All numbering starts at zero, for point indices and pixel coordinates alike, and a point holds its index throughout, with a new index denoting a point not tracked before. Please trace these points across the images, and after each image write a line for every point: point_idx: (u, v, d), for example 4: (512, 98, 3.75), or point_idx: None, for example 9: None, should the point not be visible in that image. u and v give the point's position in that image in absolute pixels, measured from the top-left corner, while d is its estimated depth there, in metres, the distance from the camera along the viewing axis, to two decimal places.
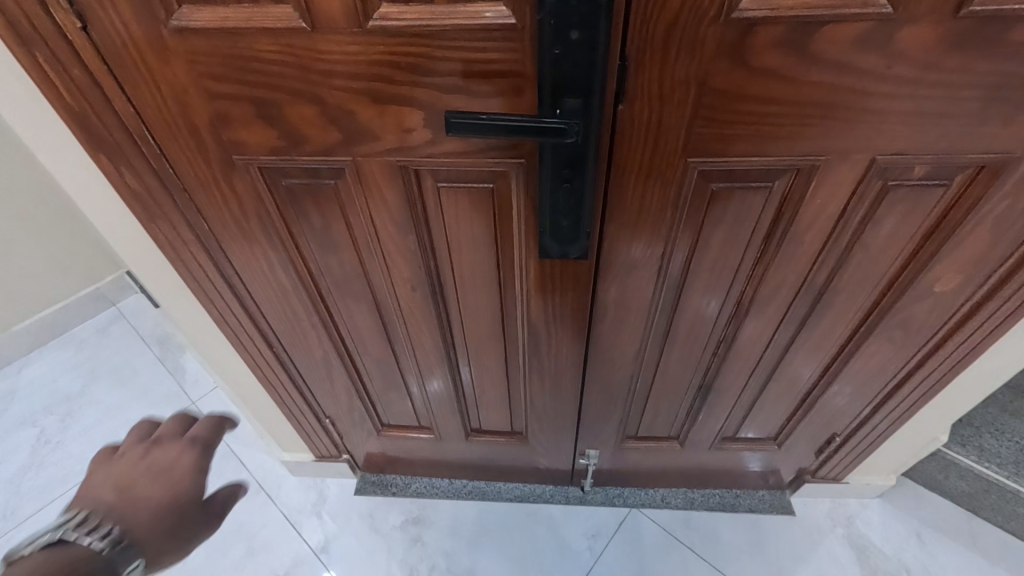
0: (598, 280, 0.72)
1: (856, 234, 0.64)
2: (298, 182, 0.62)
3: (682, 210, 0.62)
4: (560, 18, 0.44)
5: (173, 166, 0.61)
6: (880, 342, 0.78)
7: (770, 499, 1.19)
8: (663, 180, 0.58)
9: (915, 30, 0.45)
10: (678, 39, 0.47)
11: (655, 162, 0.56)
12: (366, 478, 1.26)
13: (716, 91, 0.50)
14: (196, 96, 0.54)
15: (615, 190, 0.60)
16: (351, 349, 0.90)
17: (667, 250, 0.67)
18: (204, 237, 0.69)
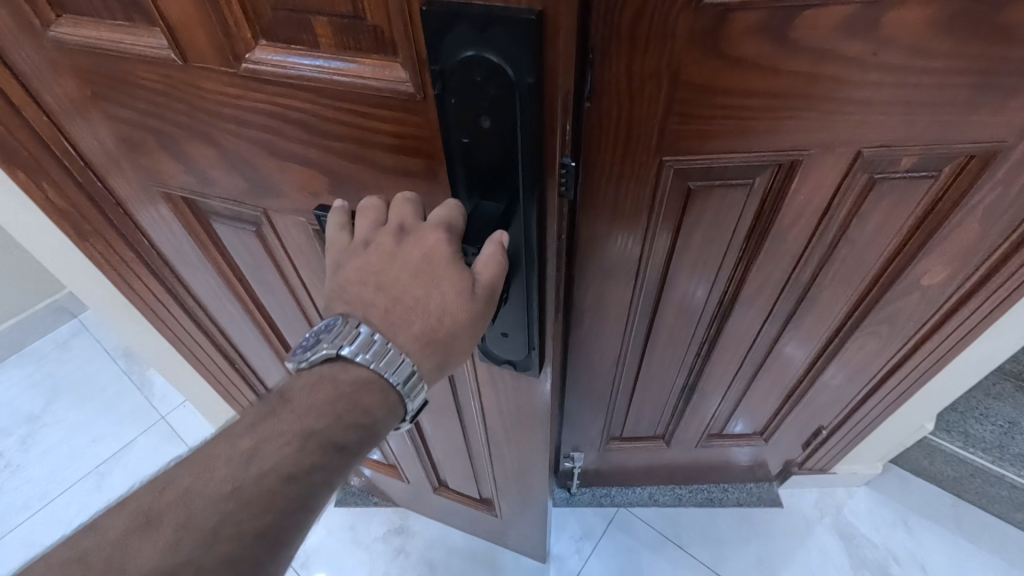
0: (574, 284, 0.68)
1: (840, 230, 0.60)
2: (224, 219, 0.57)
3: (659, 216, 0.58)
4: (467, 100, 0.37)
5: (100, 178, 0.55)
6: (866, 337, 0.76)
7: (758, 492, 1.18)
8: (637, 187, 0.55)
9: (901, 12, 0.41)
10: (645, 29, 0.42)
11: (626, 171, 0.53)
12: (343, 491, 1.22)
13: (691, 84, 0.46)
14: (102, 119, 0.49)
15: (585, 199, 0.56)
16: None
17: (643, 257, 0.64)
18: (145, 253, 0.64)
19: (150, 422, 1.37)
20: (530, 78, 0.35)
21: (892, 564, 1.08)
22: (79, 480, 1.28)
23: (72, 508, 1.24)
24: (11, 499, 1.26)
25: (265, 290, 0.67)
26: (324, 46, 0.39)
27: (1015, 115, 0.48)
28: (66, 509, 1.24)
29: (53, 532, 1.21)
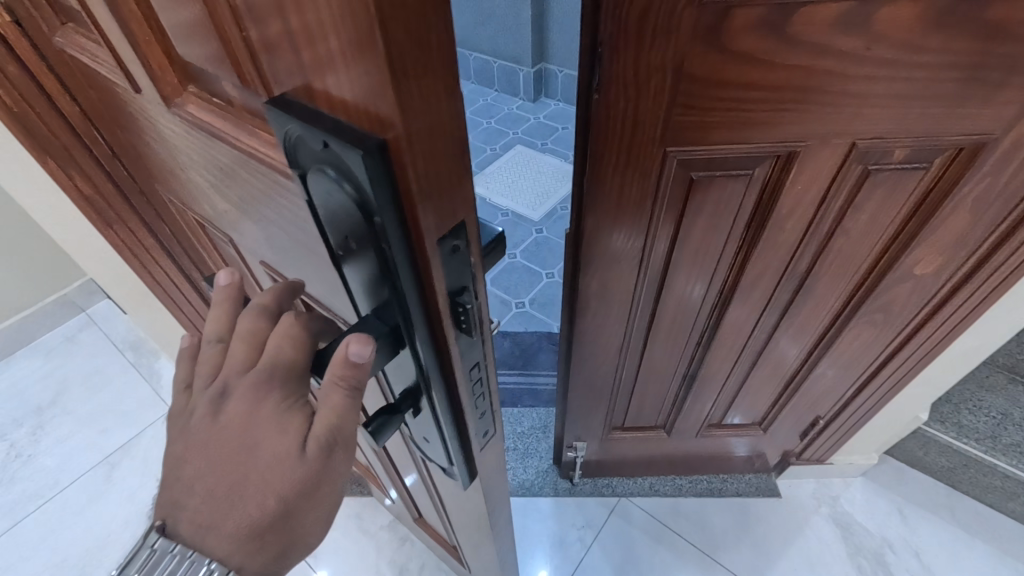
0: (578, 270, 0.70)
1: (836, 221, 0.63)
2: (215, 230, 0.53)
3: (660, 202, 0.60)
4: (331, 214, 0.29)
5: (124, 168, 0.56)
6: (861, 326, 0.78)
7: (757, 483, 1.21)
8: (641, 173, 0.57)
9: (893, 9, 0.44)
10: (652, 25, 0.45)
11: (633, 156, 0.55)
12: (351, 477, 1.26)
13: (693, 77, 0.48)
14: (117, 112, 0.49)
15: (590, 183, 0.58)
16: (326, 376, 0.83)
17: (648, 243, 0.66)
18: (164, 242, 0.66)
19: (158, 414, 1.39)
20: (382, 215, 0.26)
21: (887, 551, 1.10)
22: (87, 471, 1.30)
23: (81, 498, 1.26)
24: (20, 489, 1.28)
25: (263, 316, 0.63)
26: (237, 105, 0.32)
27: (1002, 109, 0.51)
28: (75, 500, 1.26)
29: (62, 521, 1.23)
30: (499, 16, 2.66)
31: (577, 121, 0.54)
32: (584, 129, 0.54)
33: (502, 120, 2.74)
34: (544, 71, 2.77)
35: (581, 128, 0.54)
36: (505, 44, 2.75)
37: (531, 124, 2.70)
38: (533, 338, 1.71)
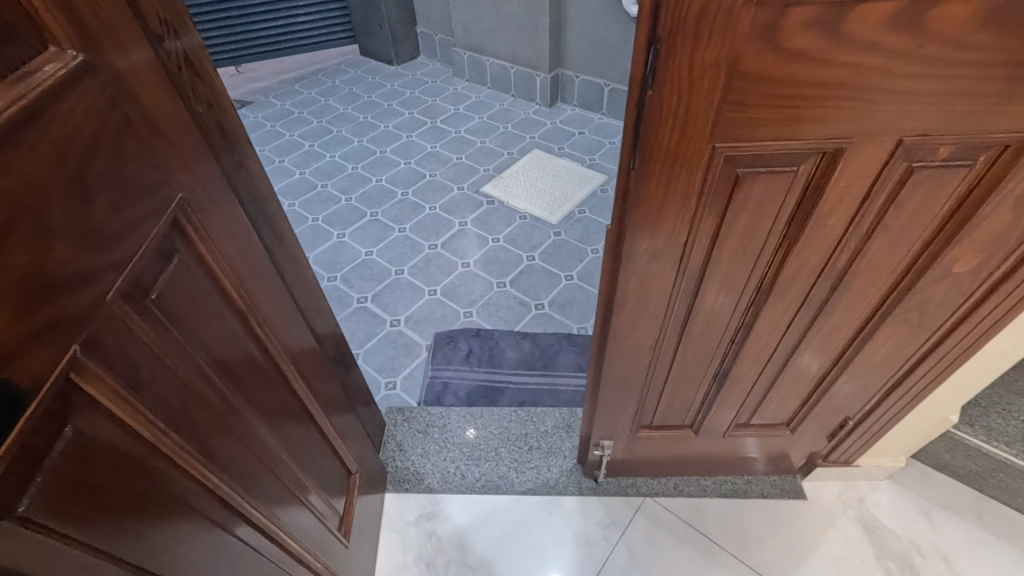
0: (616, 266, 0.72)
1: (877, 218, 0.64)
2: (164, 275, 0.50)
3: (705, 200, 0.62)
4: None
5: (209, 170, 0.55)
6: (895, 325, 0.79)
7: (782, 485, 1.21)
8: (688, 170, 0.58)
9: (947, 7, 0.45)
10: (711, 21, 0.46)
11: (682, 151, 0.56)
12: (382, 459, 1.29)
13: (746, 73, 0.49)
14: (174, 115, 0.50)
15: (636, 177, 0.60)
16: (311, 397, 0.83)
17: (689, 242, 0.67)
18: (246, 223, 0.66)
19: None
20: None
21: (915, 555, 1.09)
22: None
23: None
24: None
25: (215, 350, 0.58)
26: None
27: None
28: None
29: None
30: (517, 22, 2.69)
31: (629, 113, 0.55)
32: (634, 122, 0.55)
33: (519, 125, 2.76)
34: (561, 76, 2.80)
35: (633, 120, 0.55)
36: (523, 50, 2.77)
37: (547, 129, 2.72)
38: (553, 340, 1.72)
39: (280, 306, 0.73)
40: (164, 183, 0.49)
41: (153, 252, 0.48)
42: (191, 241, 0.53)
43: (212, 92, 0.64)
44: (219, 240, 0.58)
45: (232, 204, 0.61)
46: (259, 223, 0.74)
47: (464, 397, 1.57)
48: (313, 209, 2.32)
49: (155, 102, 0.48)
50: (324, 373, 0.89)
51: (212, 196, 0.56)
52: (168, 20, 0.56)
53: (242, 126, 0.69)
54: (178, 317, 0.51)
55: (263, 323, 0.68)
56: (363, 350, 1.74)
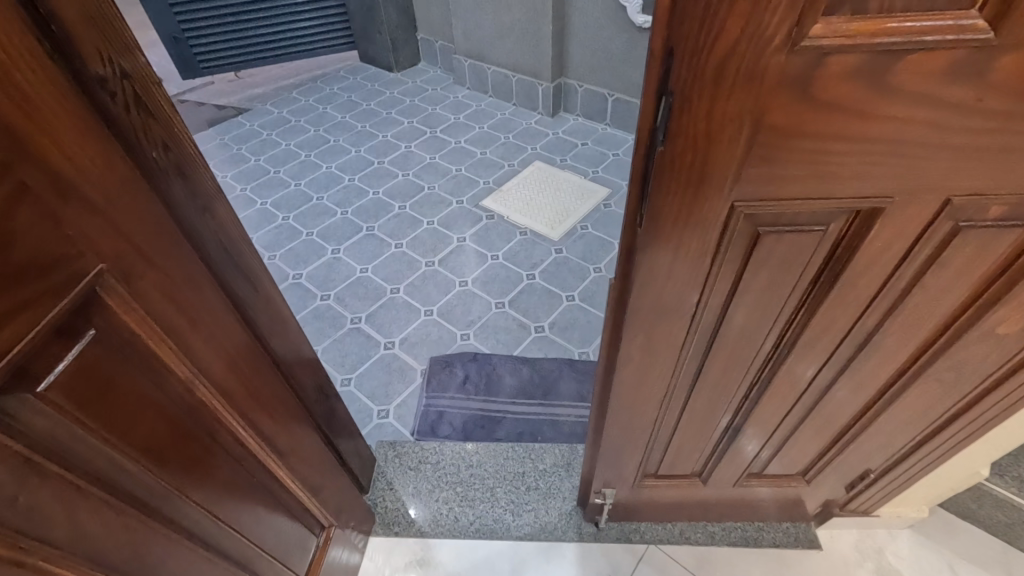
0: (618, 317, 0.65)
1: (915, 277, 0.56)
2: (65, 357, 0.45)
3: (716, 260, 0.55)
4: None
5: (139, 231, 0.50)
6: (928, 384, 0.72)
7: (795, 532, 1.14)
8: (700, 227, 0.51)
9: (1014, 58, 0.37)
10: (734, 72, 0.39)
11: (692, 207, 0.49)
12: (369, 501, 1.23)
13: (774, 128, 0.42)
14: (91, 176, 0.45)
15: (642, 227, 0.52)
16: (269, 455, 0.77)
17: (699, 302, 0.60)
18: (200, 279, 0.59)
19: None
20: None
21: None
22: None
23: None
24: None
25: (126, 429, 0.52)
26: None
27: None
28: None
29: None
30: (519, 31, 2.63)
31: (638, 156, 0.48)
32: (646, 166, 0.48)
33: (520, 135, 2.70)
34: (564, 85, 2.73)
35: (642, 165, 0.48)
36: (525, 58, 2.71)
37: (549, 140, 2.65)
38: (553, 366, 1.65)
39: (234, 363, 0.67)
40: (75, 253, 0.44)
41: (49, 337, 0.43)
42: (113, 315, 0.48)
43: (172, 134, 0.57)
44: (147, 307, 0.52)
45: (177, 265, 0.55)
46: (226, 271, 0.67)
47: (460, 427, 1.50)
48: (308, 222, 2.26)
49: (69, 164, 0.43)
50: (290, 422, 0.83)
51: (140, 261, 0.51)
52: (114, 58, 0.49)
53: (206, 167, 0.62)
54: (80, 401, 0.47)
55: (209, 387, 0.63)
56: (356, 375, 1.67)
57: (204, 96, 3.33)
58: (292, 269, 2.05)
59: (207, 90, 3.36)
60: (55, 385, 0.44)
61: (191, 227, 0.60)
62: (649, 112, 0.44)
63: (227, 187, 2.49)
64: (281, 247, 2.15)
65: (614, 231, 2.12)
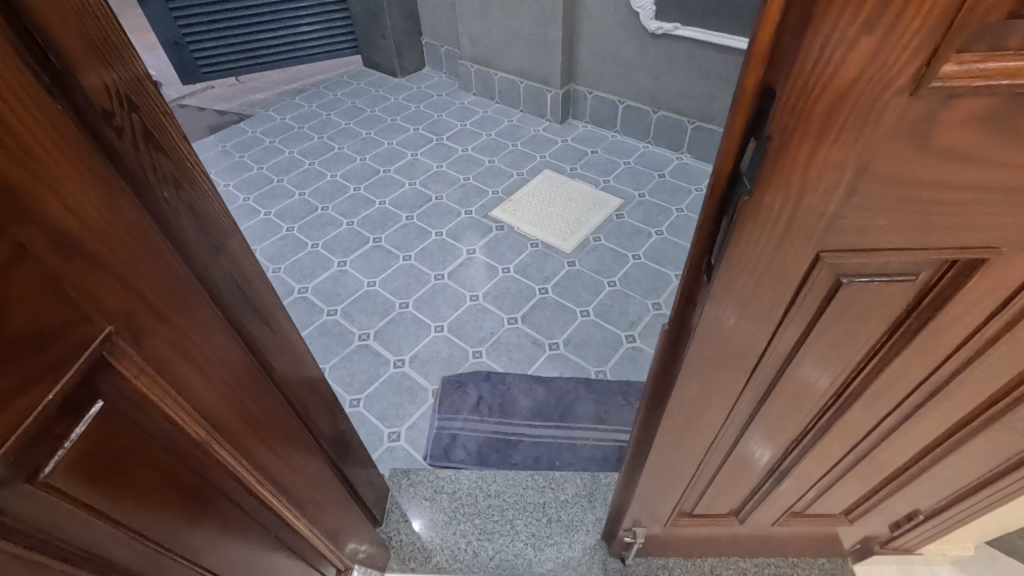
0: (669, 360, 0.61)
1: (1005, 328, 0.51)
2: (71, 435, 0.40)
3: (787, 315, 0.50)
4: None
5: (150, 285, 0.45)
6: (998, 432, 0.66)
7: (831, 568, 1.09)
8: (776, 281, 0.46)
9: None
10: (844, 119, 0.34)
11: (770, 261, 0.44)
12: (383, 534, 1.17)
13: (878, 177, 0.37)
14: (97, 229, 0.39)
15: (711, 276, 0.48)
16: (286, 505, 0.73)
17: (763, 355, 0.55)
18: (215, 329, 0.54)
19: None
20: None
21: None
22: None
23: None
24: None
25: (132, 504, 0.47)
26: None
27: None
28: None
29: None
30: (527, 36, 2.57)
31: (712, 198, 0.44)
32: (719, 207, 0.44)
33: (528, 143, 2.64)
34: (573, 92, 2.68)
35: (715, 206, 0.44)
36: (533, 65, 2.65)
37: (558, 147, 2.60)
38: (569, 386, 1.60)
39: (247, 414, 0.62)
40: (81, 318, 0.39)
41: (52, 416, 0.38)
42: (123, 383, 0.43)
43: (183, 170, 0.51)
44: (160, 367, 0.47)
45: (192, 315, 0.50)
46: (242, 314, 0.62)
47: (474, 451, 1.44)
48: (313, 234, 2.20)
49: (74, 217, 0.38)
50: (305, 465, 0.78)
51: (151, 319, 0.45)
52: (122, 90, 0.43)
53: (220, 202, 0.57)
54: (91, 478, 0.42)
55: (223, 444, 0.57)
56: (365, 395, 1.62)
57: (205, 102, 3.27)
58: (298, 283, 1.99)
59: (208, 95, 3.30)
60: (59, 468, 0.39)
61: (206, 269, 0.55)
62: (729, 152, 0.40)
63: (229, 197, 2.43)
64: (286, 259, 2.09)
65: (627, 242, 2.07)
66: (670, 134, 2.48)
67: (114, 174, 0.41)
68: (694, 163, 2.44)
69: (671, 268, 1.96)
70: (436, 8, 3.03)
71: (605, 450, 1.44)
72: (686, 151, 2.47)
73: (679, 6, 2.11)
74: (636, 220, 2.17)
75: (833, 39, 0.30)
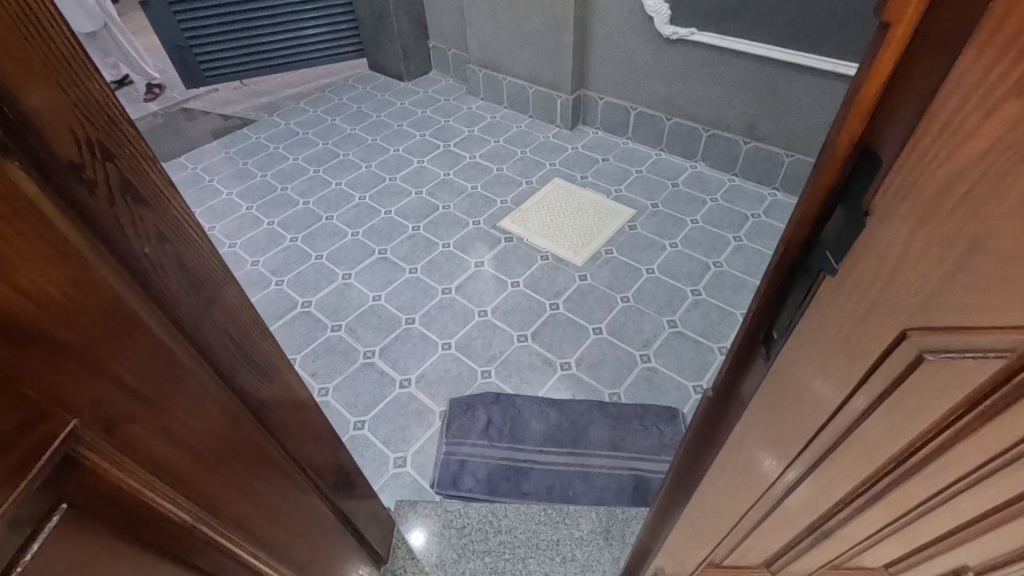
0: (722, 405, 0.59)
1: None
2: (30, 548, 0.35)
3: (850, 403, 0.44)
4: None
5: (126, 360, 0.39)
6: None
7: None
8: (838, 366, 0.41)
9: None
10: (959, 198, 0.27)
11: (837, 345, 0.39)
12: (389, 573, 1.11)
13: (989, 267, 0.28)
14: (59, 309, 0.34)
15: (777, 338, 0.45)
16: (273, 565, 0.69)
17: (818, 436, 0.50)
18: (208, 399, 0.49)
19: None
20: None
21: None
22: None
23: None
24: None
25: None
26: None
27: None
28: None
29: None
30: (537, 40, 2.50)
31: (777, 257, 0.41)
32: (788, 269, 0.41)
33: (538, 150, 2.58)
34: (584, 97, 2.62)
35: (781, 268, 0.41)
36: (543, 70, 2.59)
37: (569, 155, 2.54)
38: (583, 409, 1.53)
39: (239, 483, 0.57)
40: (40, 416, 0.34)
41: (11, 531, 0.33)
42: (90, 479, 0.39)
43: (169, 220, 0.45)
44: (136, 451, 0.42)
45: (176, 389, 0.45)
46: (237, 371, 0.56)
47: (484, 480, 1.39)
48: (317, 245, 2.15)
49: (30, 300, 0.32)
50: (301, 518, 0.73)
51: (127, 401, 0.40)
52: (94, 138, 0.38)
53: (213, 248, 0.51)
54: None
55: (208, 518, 0.53)
56: (370, 417, 1.56)
57: (209, 106, 3.22)
58: (302, 296, 1.94)
59: (213, 99, 3.25)
60: None
61: (197, 327, 0.50)
62: (803, 214, 0.37)
63: (232, 206, 2.38)
64: (289, 272, 2.04)
65: (640, 256, 2.00)
66: (684, 142, 2.40)
67: (83, 242, 0.35)
68: (709, 171, 2.37)
69: (687, 284, 1.88)
70: (444, 11, 2.97)
71: (621, 479, 1.38)
72: (701, 159, 2.40)
73: (696, 11, 2.03)
74: (649, 232, 2.10)
75: (957, 111, 0.24)
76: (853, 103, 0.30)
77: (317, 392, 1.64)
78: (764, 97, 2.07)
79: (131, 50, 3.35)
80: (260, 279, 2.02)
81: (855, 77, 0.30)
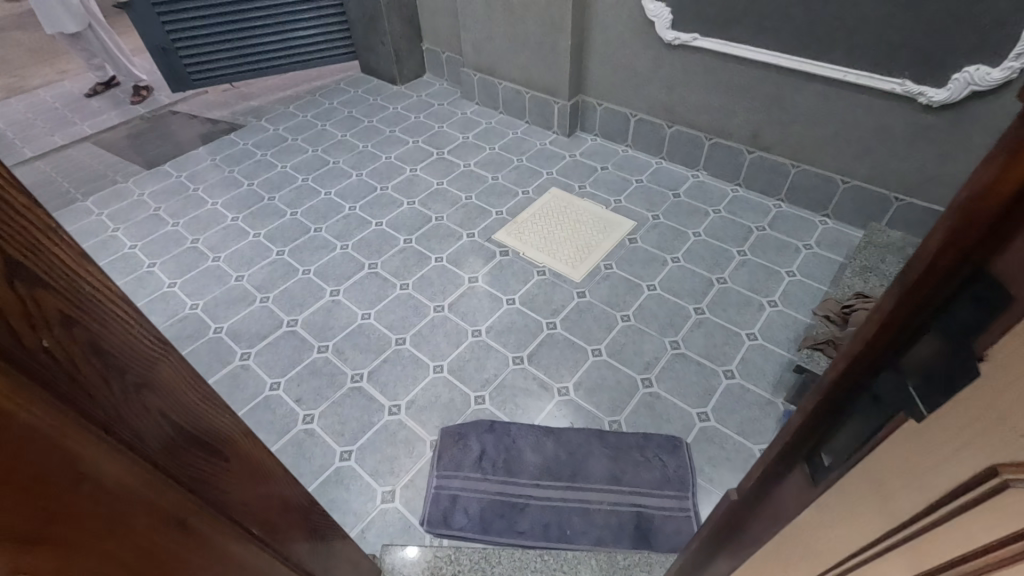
0: (755, 511, 0.53)
1: None
2: None
3: (892, 553, 0.36)
4: None
5: None
6: None
7: None
8: (880, 502, 0.35)
9: None
10: None
11: (895, 483, 0.33)
12: None
13: None
14: None
15: (828, 462, 0.40)
16: None
17: (844, 574, 0.43)
18: (90, 503, 0.40)
19: None
20: None
21: None
22: None
23: None
24: None
25: None
26: None
27: None
28: None
29: None
30: (534, 44, 2.42)
31: (839, 372, 0.37)
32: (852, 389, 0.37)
33: (534, 158, 2.50)
34: (582, 103, 2.53)
35: (841, 387, 0.37)
36: (539, 74, 2.50)
37: (566, 163, 2.45)
38: (581, 438, 1.45)
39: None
40: None
41: None
42: None
43: (78, 298, 0.37)
44: None
45: (64, 507, 0.38)
46: (176, 454, 0.48)
47: (476, 518, 1.31)
48: (304, 258, 2.06)
49: None
50: None
51: None
52: None
53: (145, 322, 0.43)
54: None
55: None
56: (357, 447, 1.48)
57: (196, 109, 3.13)
58: (287, 314, 1.85)
59: (200, 102, 3.16)
60: None
61: (115, 416, 0.41)
62: (880, 332, 0.33)
63: (217, 217, 2.29)
64: (275, 287, 1.95)
65: (641, 271, 1.92)
66: (686, 150, 2.32)
67: None
68: (711, 181, 2.29)
69: (690, 301, 1.81)
70: (438, 12, 2.88)
71: (621, 517, 1.30)
72: (703, 168, 2.32)
73: (699, 16, 1.95)
74: (650, 245, 2.02)
75: None
76: (961, 228, 0.27)
77: (301, 418, 1.55)
78: (769, 106, 1.99)
79: (115, 51, 3.24)
80: (244, 295, 1.93)
81: (961, 200, 0.27)
